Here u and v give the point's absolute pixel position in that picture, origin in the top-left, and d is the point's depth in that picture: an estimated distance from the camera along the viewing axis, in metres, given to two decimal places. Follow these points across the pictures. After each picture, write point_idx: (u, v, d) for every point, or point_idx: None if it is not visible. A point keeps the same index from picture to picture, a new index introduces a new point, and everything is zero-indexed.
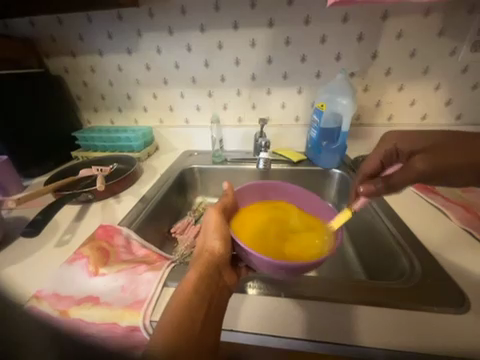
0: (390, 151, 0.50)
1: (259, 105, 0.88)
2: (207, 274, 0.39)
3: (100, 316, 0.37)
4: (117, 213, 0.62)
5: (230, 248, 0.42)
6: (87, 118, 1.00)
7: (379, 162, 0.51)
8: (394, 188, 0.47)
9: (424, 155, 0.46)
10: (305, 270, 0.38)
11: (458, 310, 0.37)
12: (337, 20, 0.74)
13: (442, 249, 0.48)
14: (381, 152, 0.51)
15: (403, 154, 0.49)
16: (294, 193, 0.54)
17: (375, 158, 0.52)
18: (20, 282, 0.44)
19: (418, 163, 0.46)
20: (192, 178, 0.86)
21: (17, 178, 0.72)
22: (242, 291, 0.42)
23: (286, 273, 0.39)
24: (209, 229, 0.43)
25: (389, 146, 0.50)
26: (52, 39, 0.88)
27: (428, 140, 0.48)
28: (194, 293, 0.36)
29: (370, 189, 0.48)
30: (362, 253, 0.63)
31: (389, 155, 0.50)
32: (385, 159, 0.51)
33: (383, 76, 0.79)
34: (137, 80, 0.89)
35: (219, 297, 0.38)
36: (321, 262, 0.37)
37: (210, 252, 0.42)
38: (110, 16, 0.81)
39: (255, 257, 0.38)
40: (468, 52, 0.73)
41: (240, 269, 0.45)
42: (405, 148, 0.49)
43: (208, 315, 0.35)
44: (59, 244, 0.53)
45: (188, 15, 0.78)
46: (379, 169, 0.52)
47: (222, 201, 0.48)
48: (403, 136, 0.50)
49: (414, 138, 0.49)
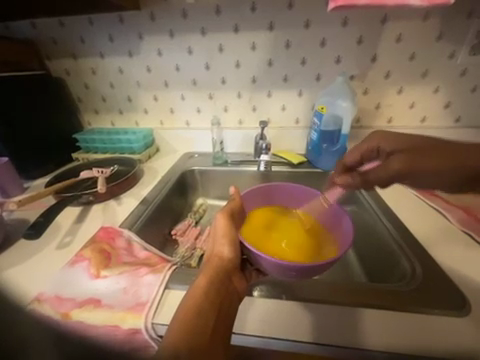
0: (372, 148, 0.53)
1: (259, 108, 0.88)
2: (217, 278, 0.39)
3: (102, 319, 0.38)
4: (118, 215, 0.62)
5: (239, 252, 0.43)
6: (87, 120, 1.00)
7: (359, 156, 0.54)
8: (368, 183, 0.53)
9: (400, 156, 0.49)
10: (315, 273, 0.38)
11: (459, 312, 0.38)
12: (337, 24, 0.74)
13: (442, 251, 0.49)
14: (362, 148, 0.53)
15: (384, 151, 0.52)
16: (297, 192, 0.54)
17: (357, 152, 0.54)
18: (22, 285, 0.45)
19: (396, 164, 0.49)
20: (193, 180, 0.86)
21: (17, 180, 0.71)
22: (248, 294, 0.42)
23: (296, 276, 0.40)
24: (218, 233, 0.44)
25: (373, 144, 0.52)
26: (53, 42, 0.88)
27: (407, 141, 0.50)
28: (204, 297, 0.37)
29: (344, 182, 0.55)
30: (362, 255, 0.63)
31: (369, 152, 0.53)
32: (365, 155, 0.53)
33: (383, 79, 0.79)
34: (138, 82, 0.90)
35: (229, 302, 0.38)
36: (330, 265, 0.38)
37: (219, 257, 0.42)
38: (111, 19, 0.82)
39: (264, 259, 0.39)
40: (466, 55, 0.74)
41: (249, 272, 0.44)
42: (387, 147, 0.51)
43: (219, 320, 0.35)
44: (60, 246, 0.53)
45: (188, 18, 0.78)
46: (358, 163, 0.54)
47: (229, 206, 0.48)
48: (388, 135, 0.52)
49: (396, 137, 0.51)
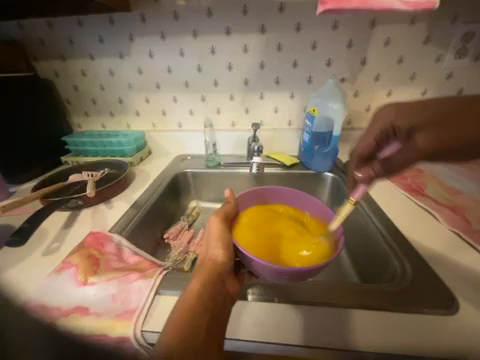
0: (386, 129, 0.43)
1: (252, 110, 0.88)
2: (210, 281, 0.39)
3: (89, 327, 0.36)
4: (108, 220, 0.61)
5: (232, 255, 0.44)
6: (77, 122, 0.98)
7: (374, 142, 0.46)
8: (390, 170, 0.45)
9: (426, 132, 0.38)
10: (308, 274, 0.39)
11: (449, 311, 0.38)
12: (327, 27, 0.75)
13: (431, 250, 0.50)
14: (374, 130, 0.45)
15: (402, 130, 0.41)
16: (295, 196, 0.57)
17: (368, 138, 0.46)
18: (5, 293, 0.43)
19: (421, 141, 0.39)
20: (185, 182, 0.85)
21: (3, 184, 0.69)
22: (242, 298, 0.41)
23: (288, 279, 0.41)
24: (212, 236, 0.45)
25: (383, 123, 0.43)
26: (41, 43, 0.86)
27: (425, 111, 0.39)
28: (197, 301, 0.36)
29: (365, 174, 0.47)
30: (356, 258, 0.62)
31: (384, 135, 0.44)
32: (380, 140, 0.45)
33: (373, 81, 0.81)
34: (130, 84, 0.89)
35: (222, 305, 0.37)
36: (319, 268, 0.39)
37: (213, 260, 0.42)
38: (101, 20, 0.81)
39: (257, 263, 0.41)
40: (452, 59, 0.76)
41: (243, 276, 0.46)
42: (404, 124, 0.41)
43: (212, 323, 0.35)
44: (47, 253, 0.51)
45: (180, 20, 0.78)
46: (375, 150, 0.47)
47: (224, 209, 0.50)
48: (400, 109, 0.42)
49: (412, 110, 0.40)
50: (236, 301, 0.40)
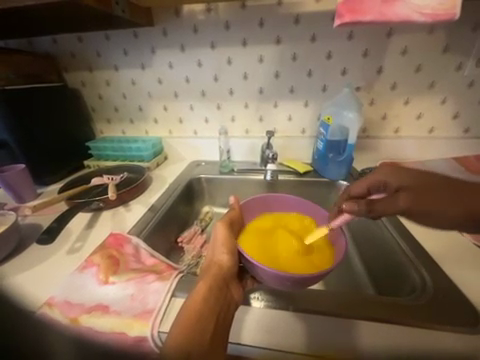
0: (379, 181, 0.48)
1: (265, 117, 0.90)
2: (216, 286, 0.41)
3: (110, 325, 0.38)
4: (126, 222, 0.63)
5: (237, 261, 0.45)
6: (100, 129, 1.04)
7: (365, 188, 0.49)
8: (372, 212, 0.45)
9: (410, 193, 0.44)
10: (309, 283, 0.39)
11: (473, 329, 0.36)
12: (343, 38, 0.76)
13: (451, 265, 0.48)
14: (369, 180, 0.49)
15: (392, 187, 0.46)
16: (300, 204, 0.55)
17: (362, 184, 0.50)
18: (30, 289, 0.46)
19: (401, 200, 0.44)
20: (199, 188, 0.87)
21: (32, 186, 0.74)
22: (246, 304, 0.42)
23: (288, 286, 0.40)
24: (218, 241, 0.46)
25: (382, 177, 0.48)
26: (72, 55, 0.93)
27: (420, 178, 0.45)
28: (203, 305, 0.38)
29: (350, 209, 0.45)
30: (374, 272, 0.60)
31: (376, 185, 0.48)
32: (372, 187, 0.49)
33: (389, 90, 0.80)
34: (150, 93, 0.93)
35: (226, 311, 0.38)
36: (320, 278, 0.38)
37: (219, 265, 0.44)
38: (126, 35, 0.86)
39: (261, 269, 0.40)
40: (473, 67, 0.74)
41: (245, 281, 0.45)
42: (394, 183, 0.46)
43: (217, 327, 0.36)
44: (71, 251, 0.54)
45: (199, 33, 0.82)
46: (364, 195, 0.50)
47: (229, 215, 0.50)
48: (393, 170, 0.48)
49: (403, 174, 0.46)
50: (240, 305, 0.41)
